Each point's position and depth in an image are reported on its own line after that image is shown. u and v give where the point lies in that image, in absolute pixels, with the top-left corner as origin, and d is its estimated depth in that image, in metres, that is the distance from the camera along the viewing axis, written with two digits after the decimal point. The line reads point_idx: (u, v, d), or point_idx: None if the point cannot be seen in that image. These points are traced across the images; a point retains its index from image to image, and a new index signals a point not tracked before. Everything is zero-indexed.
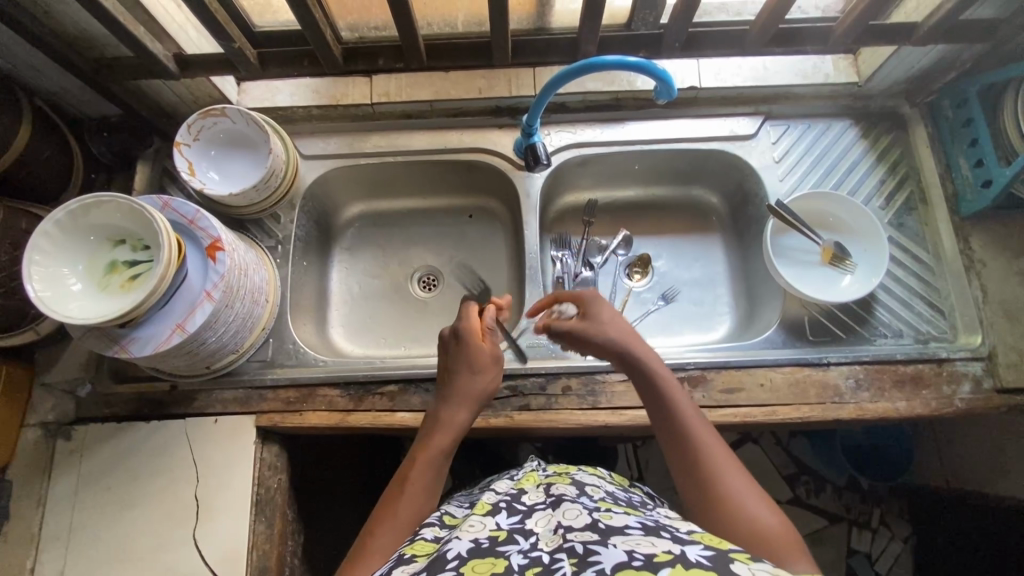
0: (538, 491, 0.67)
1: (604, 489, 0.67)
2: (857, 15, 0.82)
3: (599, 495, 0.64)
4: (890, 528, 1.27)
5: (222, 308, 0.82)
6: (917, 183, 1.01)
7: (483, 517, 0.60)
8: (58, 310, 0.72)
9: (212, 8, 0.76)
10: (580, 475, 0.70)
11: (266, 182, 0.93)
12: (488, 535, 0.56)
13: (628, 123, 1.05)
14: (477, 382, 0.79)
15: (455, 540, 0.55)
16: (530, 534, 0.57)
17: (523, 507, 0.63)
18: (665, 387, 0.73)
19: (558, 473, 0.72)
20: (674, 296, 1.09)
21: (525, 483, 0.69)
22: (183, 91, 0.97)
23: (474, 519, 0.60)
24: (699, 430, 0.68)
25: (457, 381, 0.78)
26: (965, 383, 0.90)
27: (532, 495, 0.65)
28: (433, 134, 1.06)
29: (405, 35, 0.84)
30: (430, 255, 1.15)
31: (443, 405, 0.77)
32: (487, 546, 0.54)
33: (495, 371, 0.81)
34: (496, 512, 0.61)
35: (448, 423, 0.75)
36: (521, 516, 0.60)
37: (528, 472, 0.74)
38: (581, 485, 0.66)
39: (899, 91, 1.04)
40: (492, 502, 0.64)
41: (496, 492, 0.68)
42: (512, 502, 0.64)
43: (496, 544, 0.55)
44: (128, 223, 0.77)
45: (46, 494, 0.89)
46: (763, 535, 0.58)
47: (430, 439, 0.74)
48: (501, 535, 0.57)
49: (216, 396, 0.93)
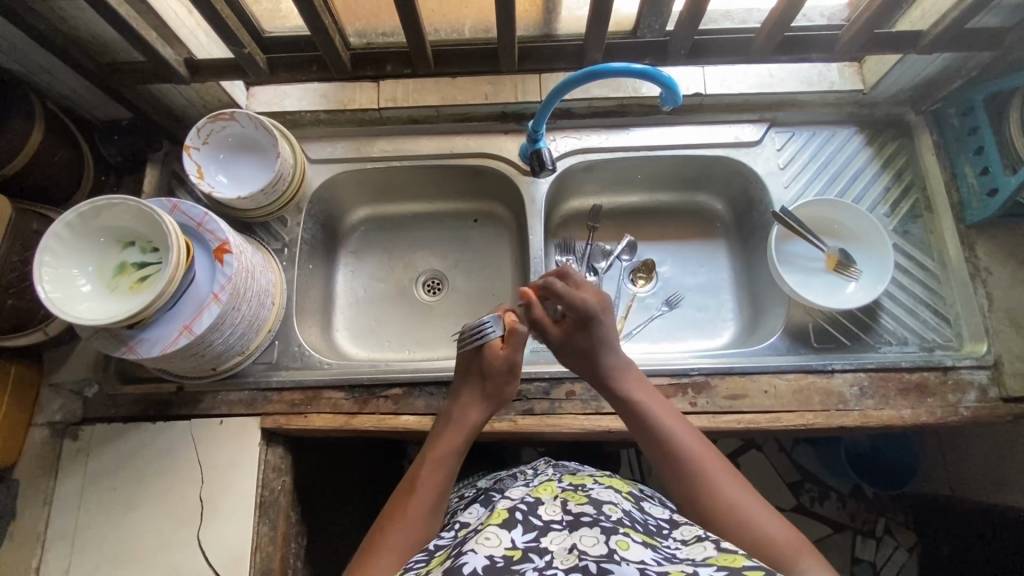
0: (554, 504, 0.66)
1: (622, 508, 0.67)
2: (863, 23, 0.82)
3: (618, 516, 0.64)
4: (894, 537, 1.26)
5: (229, 310, 0.83)
6: (923, 190, 1.01)
7: (499, 530, 0.61)
8: (68, 311, 0.73)
9: (225, 15, 0.77)
10: (597, 490, 0.70)
11: (274, 185, 0.94)
12: (504, 553, 0.57)
13: (633, 129, 1.05)
14: (492, 387, 0.82)
15: (470, 554, 0.56)
16: (545, 553, 0.57)
17: (539, 522, 0.63)
18: (649, 408, 0.77)
19: (574, 487, 0.72)
20: (677, 301, 1.09)
21: (542, 494, 0.69)
22: (193, 95, 0.98)
23: (490, 531, 0.61)
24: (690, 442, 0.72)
25: (470, 384, 0.82)
26: (970, 391, 0.89)
27: (548, 509, 0.65)
28: (440, 139, 1.07)
29: (413, 42, 0.85)
30: (435, 260, 1.15)
31: (454, 405, 0.82)
32: (502, 564, 0.55)
33: (511, 378, 0.83)
34: (511, 526, 0.62)
35: (457, 427, 0.79)
36: (537, 533, 0.61)
37: (544, 481, 0.74)
38: (599, 504, 0.66)
39: (904, 99, 1.04)
40: (508, 510, 0.65)
41: (511, 498, 0.69)
42: (527, 515, 0.64)
43: (511, 562, 0.56)
44: (138, 225, 0.78)
45: (53, 494, 0.90)
46: (770, 544, 0.62)
47: (443, 439, 0.79)
48: (516, 553, 0.57)
49: (222, 397, 0.93)
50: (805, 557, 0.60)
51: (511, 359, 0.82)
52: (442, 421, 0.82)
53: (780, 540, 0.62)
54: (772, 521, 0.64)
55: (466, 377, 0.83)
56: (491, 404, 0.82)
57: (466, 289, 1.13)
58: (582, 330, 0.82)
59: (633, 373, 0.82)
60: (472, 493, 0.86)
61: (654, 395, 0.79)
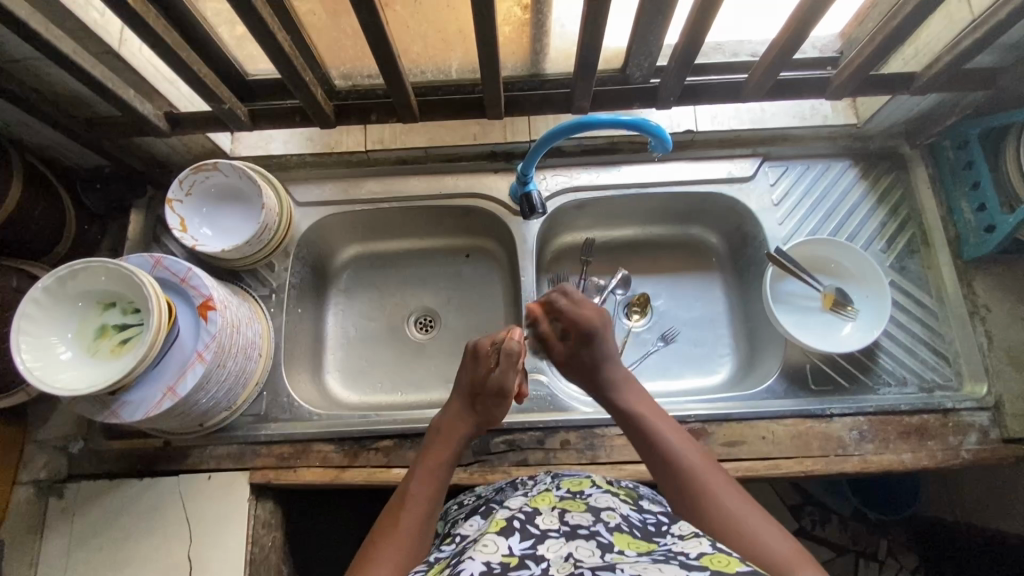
0: (552, 514, 0.63)
1: (620, 514, 0.65)
2: (856, 68, 0.81)
3: (615, 523, 0.62)
4: (897, 560, 1.21)
5: (214, 368, 0.81)
6: (919, 225, 1.00)
7: (496, 536, 0.58)
8: (48, 382, 0.71)
9: (204, 75, 0.76)
10: (595, 497, 0.68)
11: (259, 236, 0.92)
12: (501, 559, 0.55)
13: (623, 166, 1.04)
14: (482, 404, 0.80)
15: (467, 561, 0.54)
16: (542, 560, 0.55)
17: (536, 530, 0.59)
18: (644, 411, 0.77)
19: (574, 494, 0.69)
20: (673, 337, 1.07)
21: (540, 503, 0.66)
22: (176, 143, 0.96)
23: (488, 538, 0.58)
24: (680, 444, 0.72)
25: (459, 399, 0.82)
26: (971, 433, 0.88)
27: (547, 517, 0.62)
28: (430, 179, 1.06)
29: (398, 94, 0.84)
30: (426, 297, 1.13)
31: (443, 417, 0.81)
32: (499, 571, 0.53)
33: (501, 400, 0.80)
34: (509, 531, 0.59)
35: (446, 437, 0.78)
36: (534, 541, 0.58)
37: (543, 490, 0.71)
38: (597, 511, 0.64)
39: (898, 132, 1.02)
40: (506, 518, 0.62)
41: (508, 508, 0.66)
42: (525, 523, 0.60)
43: (507, 568, 0.53)
44: (117, 287, 0.76)
45: (38, 555, 0.88)
46: (764, 550, 0.58)
47: (431, 452, 0.76)
48: (513, 560, 0.55)
49: (210, 452, 0.92)
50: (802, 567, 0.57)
51: (501, 377, 0.79)
52: (431, 432, 0.80)
53: (775, 548, 0.58)
54: (767, 528, 0.61)
55: (458, 394, 0.83)
56: (478, 423, 0.81)
57: (459, 326, 1.11)
58: (585, 345, 0.84)
59: (636, 389, 0.81)
60: (472, 502, 0.81)
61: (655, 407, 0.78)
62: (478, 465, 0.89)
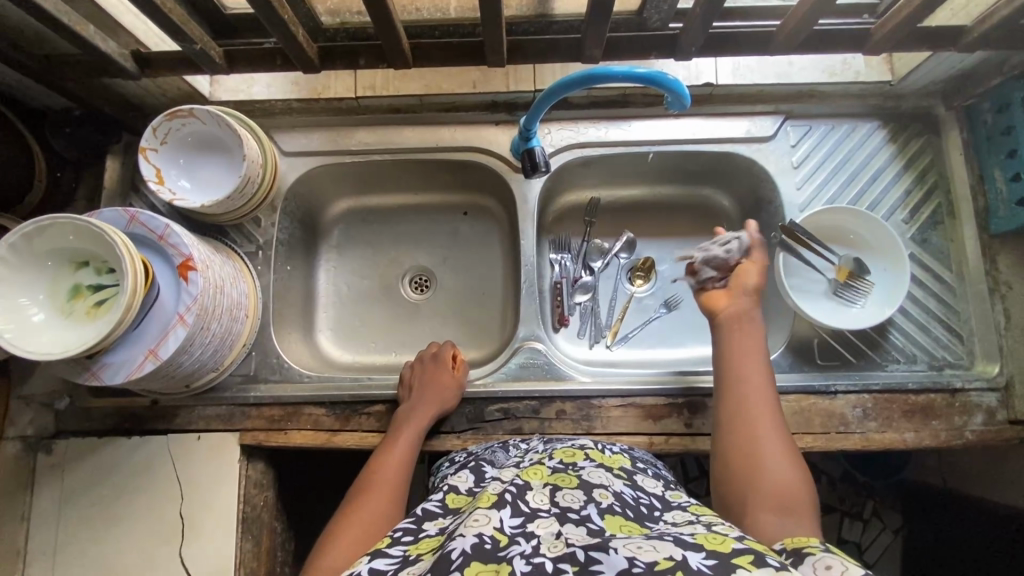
0: (543, 491, 0.61)
1: (613, 492, 0.63)
2: (902, 20, 0.73)
3: (607, 505, 0.60)
4: (881, 519, 1.22)
5: (197, 330, 0.77)
6: (946, 194, 0.93)
7: (487, 510, 0.55)
8: (21, 345, 0.68)
9: (169, 10, 0.68)
10: (588, 472, 0.66)
11: (241, 190, 0.86)
12: (492, 534, 0.52)
13: (636, 122, 0.97)
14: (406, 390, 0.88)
15: (458, 536, 0.52)
16: (532, 537, 0.53)
17: (527, 508, 0.57)
18: (738, 353, 0.76)
19: (565, 466, 0.67)
20: (677, 304, 1.03)
21: (531, 477, 0.64)
22: (150, 85, 0.89)
23: (479, 512, 0.55)
24: (752, 388, 0.72)
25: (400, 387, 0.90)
26: (977, 414, 0.86)
27: (536, 496, 0.60)
28: (424, 130, 0.98)
29: (388, 37, 0.76)
30: (422, 255, 1.08)
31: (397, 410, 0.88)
32: (490, 548, 0.50)
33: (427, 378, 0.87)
34: (501, 506, 0.56)
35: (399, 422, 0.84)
36: (524, 519, 0.55)
37: (535, 463, 0.69)
38: (589, 489, 0.62)
39: (934, 91, 0.94)
40: (497, 494, 0.59)
41: (500, 480, 0.64)
42: (517, 498, 0.58)
43: (499, 548, 0.51)
44: (89, 247, 0.72)
45: (29, 510, 0.87)
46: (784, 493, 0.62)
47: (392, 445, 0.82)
48: (503, 538, 0.52)
49: (199, 412, 0.90)
50: (804, 499, 0.61)
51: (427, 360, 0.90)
52: (399, 409, 0.86)
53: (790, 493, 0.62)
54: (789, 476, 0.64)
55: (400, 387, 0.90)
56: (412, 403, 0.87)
57: (455, 286, 1.07)
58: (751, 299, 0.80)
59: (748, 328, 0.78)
60: (461, 459, 0.79)
61: (760, 355, 0.76)
62: (471, 432, 0.88)
